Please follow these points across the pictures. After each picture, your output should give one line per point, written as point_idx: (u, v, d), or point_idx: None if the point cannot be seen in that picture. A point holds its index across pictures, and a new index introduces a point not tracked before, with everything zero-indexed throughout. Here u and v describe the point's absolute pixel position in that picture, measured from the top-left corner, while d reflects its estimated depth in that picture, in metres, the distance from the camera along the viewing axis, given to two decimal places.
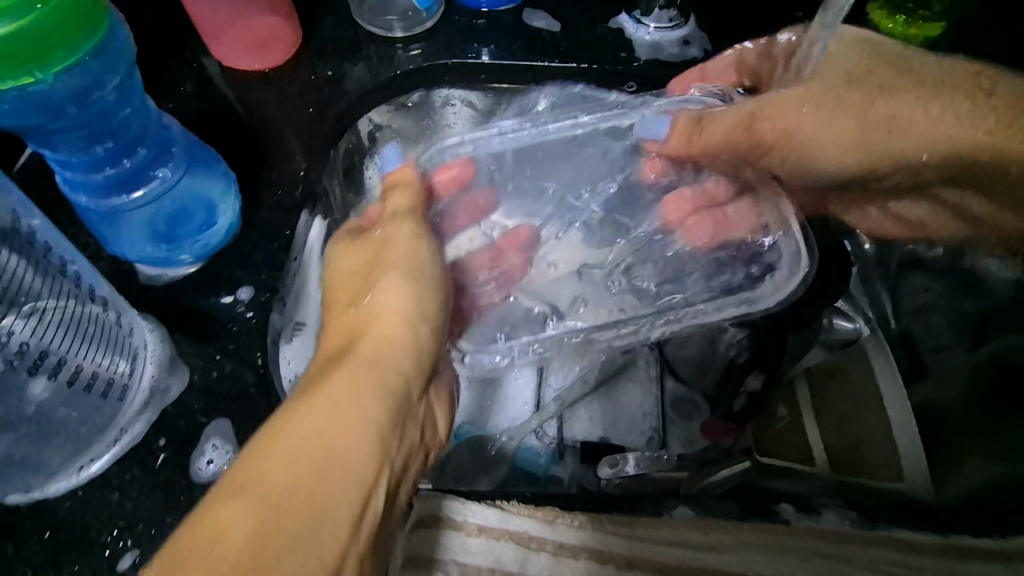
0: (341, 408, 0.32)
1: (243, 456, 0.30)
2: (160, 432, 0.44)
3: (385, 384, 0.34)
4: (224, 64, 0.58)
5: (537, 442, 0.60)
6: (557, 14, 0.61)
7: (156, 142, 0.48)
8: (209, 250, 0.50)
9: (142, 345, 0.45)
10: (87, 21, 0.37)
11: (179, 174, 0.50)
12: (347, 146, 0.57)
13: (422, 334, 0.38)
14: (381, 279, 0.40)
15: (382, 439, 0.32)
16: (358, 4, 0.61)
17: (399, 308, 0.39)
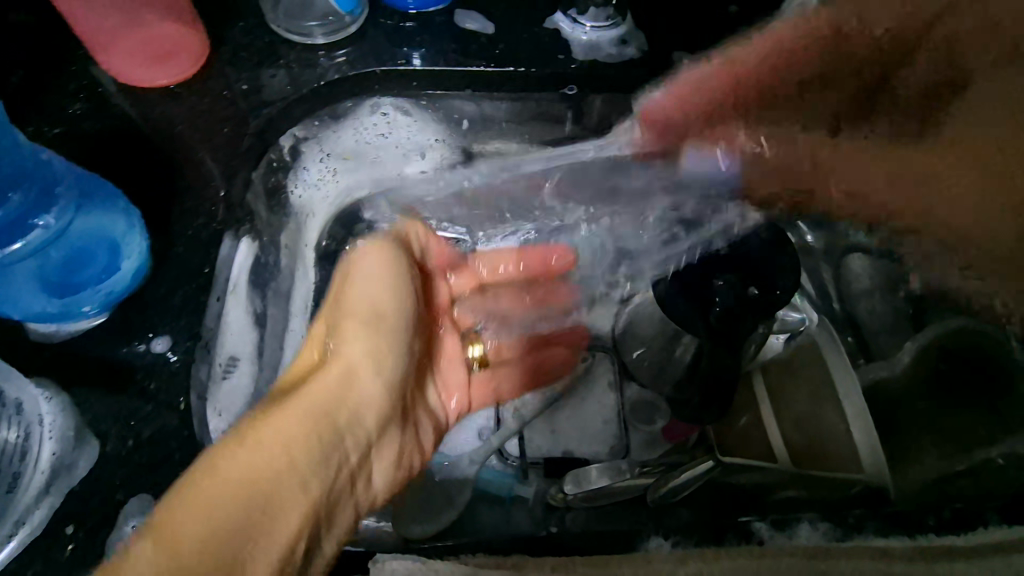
0: (284, 450, 0.36)
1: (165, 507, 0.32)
2: (67, 515, 0.38)
3: (321, 436, 0.38)
4: (117, 79, 0.52)
5: (499, 464, 0.58)
6: (490, 15, 0.58)
7: (36, 184, 0.42)
8: (113, 299, 0.44)
9: (38, 419, 0.40)
10: None
11: (68, 218, 0.44)
12: (270, 163, 0.54)
13: (376, 385, 0.43)
14: (343, 331, 0.44)
15: (313, 477, 0.36)
16: (273, 8, 0.56)
17: (368, 351, 0.43)
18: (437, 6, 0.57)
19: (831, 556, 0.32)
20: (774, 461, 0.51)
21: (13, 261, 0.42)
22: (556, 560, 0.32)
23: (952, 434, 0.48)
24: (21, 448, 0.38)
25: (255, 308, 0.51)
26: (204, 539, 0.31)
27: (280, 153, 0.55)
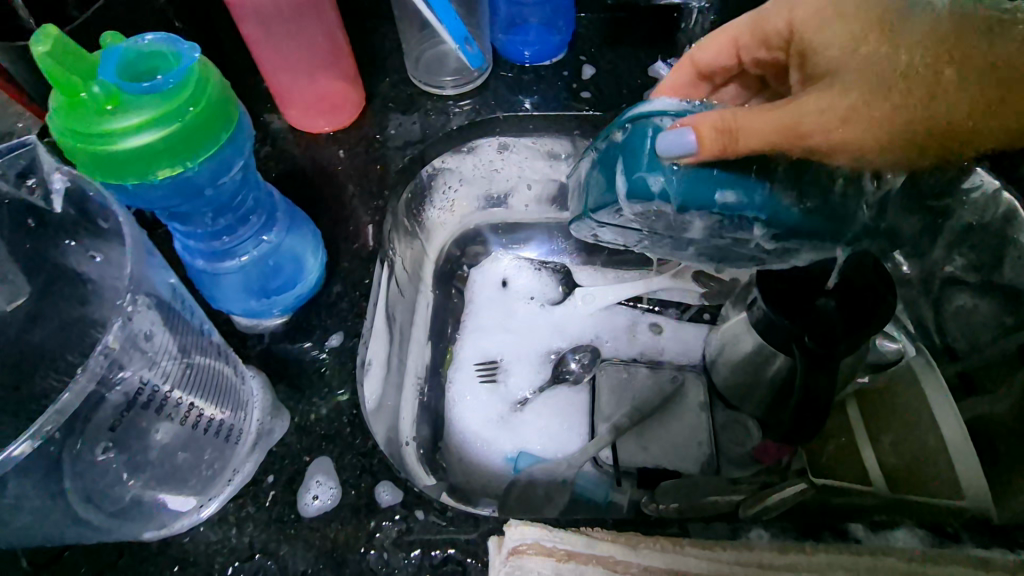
0: None
1: None
2: (268, 469, 0.41)
3: None
4: (297, 129, 0.59)
5: (595, 470, 0.61)
6: (600, 62, 0.62)
7: (261, 211, 0.45)
8: (301, 301, 0.47)
9: (250, 396, 0.42)
10: (224, 118, 0.33)
11: (281, 237, 0.46)
12: (408, 195, 0.59)
13: None
14: None
15: None
16: (415, 64, 0.62)
17: None
18: (550, 60, 0.63)
19: (932, 560, 0.34)
20: (869, 484, 0.52)
21: (236, 268, 0.44)
22: (665, 541, 0.36)
23: None
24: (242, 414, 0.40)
25: (389, 319, 0.61)
26: None
27: (415, 186, 0.60)
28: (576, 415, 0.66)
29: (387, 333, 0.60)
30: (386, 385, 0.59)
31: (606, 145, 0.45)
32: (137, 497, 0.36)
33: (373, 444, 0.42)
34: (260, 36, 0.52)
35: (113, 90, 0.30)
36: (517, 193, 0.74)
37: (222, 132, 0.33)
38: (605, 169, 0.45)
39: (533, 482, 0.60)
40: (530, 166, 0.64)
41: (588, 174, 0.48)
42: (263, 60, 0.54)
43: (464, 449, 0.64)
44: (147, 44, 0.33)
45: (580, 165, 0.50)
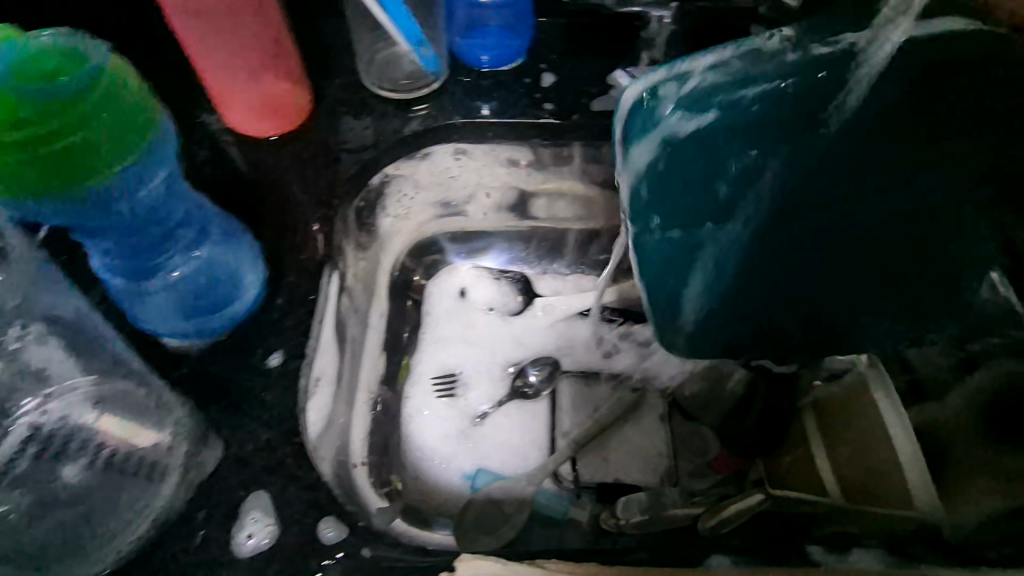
0: None
1: None
2: (200, 504, 0.37)
3: None
4: (238, 131, 0.55)
5: (555, 485, 0.60)
6: (557, 68, 0.61)
7: (191, 223, 0.43)
8: (238, 319, 0.44)
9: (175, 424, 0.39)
10: (142, 127, 0.32)
11: (215, 252, 0.43)
12: (359, 204, 0.56)
13: None
14: None
15: None
16: (365, 65, 0.59)
17: None
18: (508, 65, 0.61)
19: None
20: (824, 495, 0.52)
21: (162, 288, 0.42)
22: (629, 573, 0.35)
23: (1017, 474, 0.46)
24: (168, 447, 0.37)
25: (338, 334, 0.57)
26: None
27: (368, 195, 0.57)
28: (536, 428, 0.64)
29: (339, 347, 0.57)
30: (338, 403, 0.56)
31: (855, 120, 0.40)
32: (45, 539, 0.34)
33: (318, 474, 0.39)
34: (198, 34, 0.49)
35: (6, 93, 0.28)
36: (473, 201, 0.71)
37: (137, 140, 0.32)
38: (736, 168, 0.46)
39: (491, 500, 0.58)
40: (489, 173, 0.63)
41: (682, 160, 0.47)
42: (197, 54, 0.50)
43: (423, 468, 0.61)
44: (44, 40, 0.31)
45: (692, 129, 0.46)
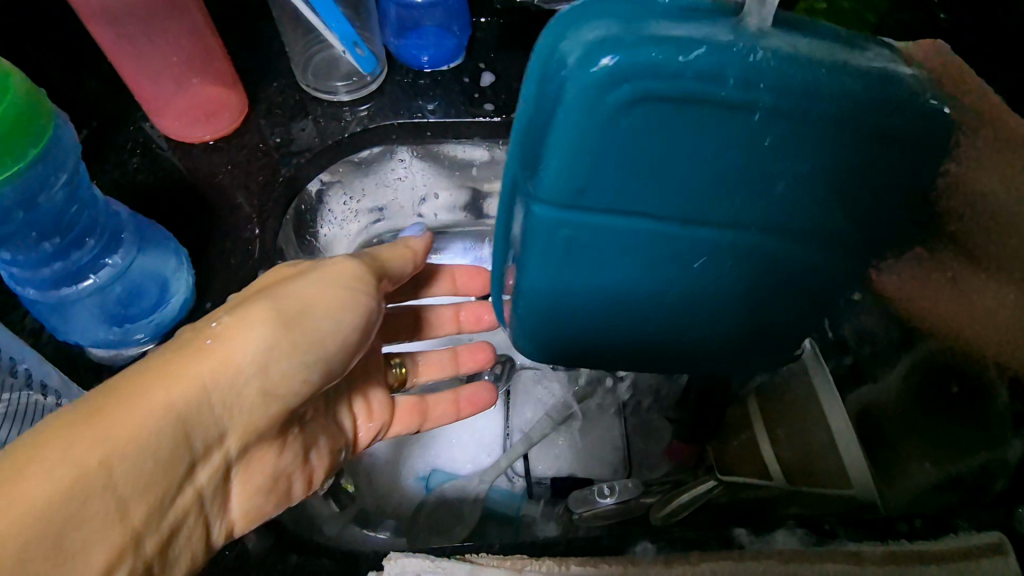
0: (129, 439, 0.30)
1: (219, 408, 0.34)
2: None
3: (185, 410, 0.32)
4: (173, 139, 0.56)
5: (508, 483, 0.60)
6: (496, 66, 0.61)
7: (105, 231, 0.45)
8: (164, 327, 0.46)
9: None
10: (37, 114, 0.35)
11: (132, 258, 0.46)
12: (297, 209, 0.56)
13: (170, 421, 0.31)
14: (245, 312, 0.35)
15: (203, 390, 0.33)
16: (303, 69, 0.59)
17: (260, 349, 0.34)
18: (448, 64, 0.61)
19: (804, 559, 0.35)
20: (768, 479, 0.53)
21: (80, 296, 0.45)
22: (552, 563, 0.35)
23: None
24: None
25: None
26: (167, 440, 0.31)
27: (308, 199, 0.58)
28: (489, 428, 0.64)
29: None
30: None
31: (827, 140, 0.31)
32: None
33: None
34: (120, 43, 0.50)
35: None
36: (427, 202, 0.66)
37: (35, 125, 0.35)
38: (696, 156, 0.31)
39: (443, 500, 0.58)
40: (434, 174, 0.63)
41: (635, 120, 0.29)
42: (121, 61, 0.51)
43: (375, 473, 0.60)
44: None
45: (677, 49, 0.27)
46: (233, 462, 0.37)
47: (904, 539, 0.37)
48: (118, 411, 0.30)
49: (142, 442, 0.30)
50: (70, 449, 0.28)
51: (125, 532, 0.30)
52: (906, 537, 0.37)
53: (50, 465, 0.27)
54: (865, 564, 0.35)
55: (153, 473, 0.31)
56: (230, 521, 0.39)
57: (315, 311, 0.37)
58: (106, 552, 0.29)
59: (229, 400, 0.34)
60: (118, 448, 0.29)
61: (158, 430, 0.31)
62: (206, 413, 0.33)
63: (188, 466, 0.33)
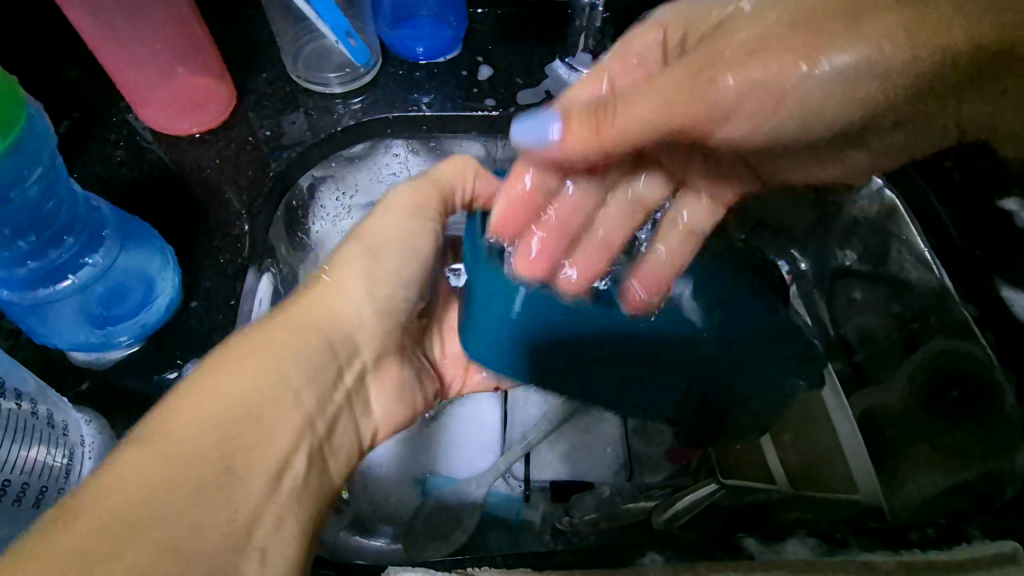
0: (233, 395, 0.32)
1: (319, 338, 0.38)
2: None
3: (300, 352, 0.36)
4: (158, 131, 0.54)
5: (507, 487, 0.58)
6: (493, 59, 0.59)
7: (84, 228, 0.43)
8: (148, 329, 0.45)
9: (80, 441, 0.41)
10: (9, 100, 0.33)
11: (113, 257, 0.44)
12: (288, 206, 0.53)
13: (277, 377, 0.35)
14: (338, 264, 0.41)
15: (302, 343, 0.37)
16: (293, 60, 0.57)
17: (360, 278, 0.40)
18: (443, 56, 0.59)
19: (821, 569, 0.34)
20: (773, 483, 0.52)
21: (58, 296, 0.43)
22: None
23: (955, 449, 0.46)
24: (66, 469, 0.39)
25: None
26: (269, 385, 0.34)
27: (299, 195, 0.55)
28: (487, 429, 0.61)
29: None
30: None
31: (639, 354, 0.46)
32: None
33: None
34: (99, 29, 0.48)
35: None
36: None
37: (9, 112, 0.33)
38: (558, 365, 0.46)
39: (442, 505, 0.56)
40: None
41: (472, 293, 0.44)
42: (102, 49, 0.49)
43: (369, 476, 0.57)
44: None
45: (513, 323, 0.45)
46: (370, 368, 0.41)
47: (920, 549, 0.35)
48: (209, 386, 0.32)
49: (246, 402, 0.32)
50: (184, 416, 0.30)
51: (300, 421, 0.34)
52: (920, 547, 0.36)
53: (169, 432, 0.30)
54: None
55: (288, 393, 0.34)
56: (375, 423, 0.41)
57: (398, 237, 0.43)
58: (290, 435, 0.33)
59: (341, 307, 0.40)
60: (229, 400, 0.32)
61: (265, 378, 0.34)
62: (330, 337, 0.38)
63: (338, 369, 0.38)
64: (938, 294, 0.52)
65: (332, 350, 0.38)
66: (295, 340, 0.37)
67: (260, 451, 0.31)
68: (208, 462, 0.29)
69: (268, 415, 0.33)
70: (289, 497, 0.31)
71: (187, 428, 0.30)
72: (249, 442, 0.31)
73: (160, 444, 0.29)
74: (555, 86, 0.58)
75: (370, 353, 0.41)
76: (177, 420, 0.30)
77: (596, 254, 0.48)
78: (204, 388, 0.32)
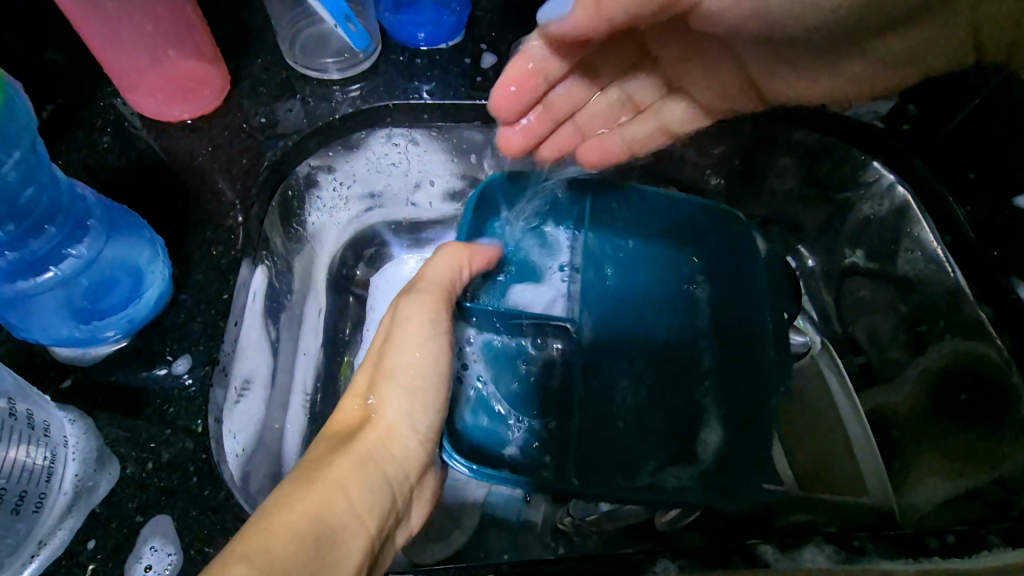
0: (308, 524, 0.29)
1: (375, 455, 0.36)
2: (114, 514, 0.39)
3: (360, 477, 0.34)
4: (147, 117, 0.52)
5: (507, 486, 0.55)
6: (497, 46, 0.57)
7: (67, 217, 0.41)
8: (136, 324, 0.44)
9: (63, 442, 0.39)
10: None
11: (99, 248, 0.42)
12: (282, 197, 0.52)
13: (345, 504, 0.32)
14: (383, 379, 0.40)
15: (362, 464, 0.35)
16: (289, 45, 0.55)
17: (407, 406, 0.39)
18: (445, 43, 0.57)
19: None
20: (781, 484, 0.50)
21: (41, 289, 0.40)
22: None
23: (964, 454, 0.46)
24: (48, 471, 0.37)
25: (270, 336, 0.49)
26: (338, 512, 0.31)
27: (295, 185, 0.53)
28: None
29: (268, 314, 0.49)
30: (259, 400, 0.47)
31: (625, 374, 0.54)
32: None
33: (225, 494, 0.39)
34: (87, 10, 0.45)
35: None
36: (421, 189, 0.61)
37: None
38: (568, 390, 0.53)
39: (439, 505, 0.54)
40: (431, 163, 0.59)
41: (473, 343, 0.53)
42: (88, 30, 0.46)
43: None
44: None
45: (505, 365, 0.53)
46: (413, 492, 0.39)
47: (938, 558, 0.35)
48: (278, 518, 0.29)
49: (318, 528, 0.30)
50: (256, 546, 0.27)
51: (367, 538, 0.32)
52: (940, 555, 0.35)
53: (241, 571, 0.26)
54: None
55: (356, 519, 0.32)
56: (408, 529, 0.39)
57: (436, 371, 0.41)
58: (360, 553, 0.31)
59: (395, 429, 0.38)
60: (301, 529, 0.29)
61: (333, 504, 0.31)
62: (380, 454, 0.37)
63: (394, 496, 0.36)
64: (952, 292, 0.50)
65: (384, 468, 0.36)
66: (355, 461, 0.35)
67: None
68: None
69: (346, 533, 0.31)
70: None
71: (264, 559, 0.27)
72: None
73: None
74: None
75: (413, 470, 0.38)
76: (271, 540, 0.28)
77: (572, 135, 0.52)
78: (271, 520, 0.29)
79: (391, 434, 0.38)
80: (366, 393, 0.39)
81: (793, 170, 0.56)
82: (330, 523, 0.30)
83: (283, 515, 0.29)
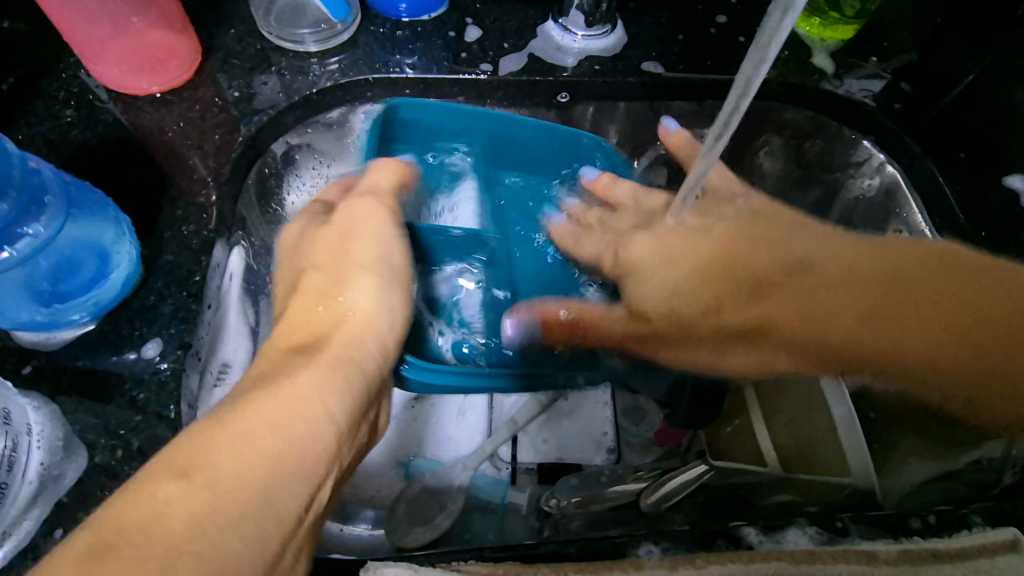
0: (272, 424, 0.25)
1: (345, 346, 0.32)
2: (82, 502, 0.37)
3: (332, 379, 0.29)
4: (113, 90, 0.49)
5: (493, 470, 0.56)
6: (481, 19, 0.55)
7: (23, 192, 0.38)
8: (102, 307, 0.42)
9: (27, 428, 0.37)
10: None
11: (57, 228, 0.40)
12: (258, 172, 0.49)
13: (313, 407, 0.27)
14: (353, 276, 0.36)
15: (332, 368, 0.30)
16: (264, 15, 0.53)
17: (382, 300, 0.36)
18: (428, 14, 0.55)
19: (823, 560, 0.33)
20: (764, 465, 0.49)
21: None
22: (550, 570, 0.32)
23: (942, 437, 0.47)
24: (10, 459, 0.35)
25: (246, 321, 0.47)
26: (292, 423, 0.26)
27: (273, 162, 0.51)
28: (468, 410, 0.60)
29: (244, 297, 0.47)
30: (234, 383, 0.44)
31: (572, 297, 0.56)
32: None
33: None
34: None
35: None
36: None
37: None
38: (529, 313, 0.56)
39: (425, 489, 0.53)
40: None
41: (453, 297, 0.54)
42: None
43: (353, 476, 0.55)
44: None
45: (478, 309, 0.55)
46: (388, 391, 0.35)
47: (919, 537, 0.35)
48: (223, 427, 0.25)
49: (276, 434, 0.25)
50: (211, 446, 0.24)
51: (331, 450, 0.27)
52: (920, 534, 0.35)
53: (171, 497, 0.22)
54: (880, 566, 0.33)
55: (334, 418, 0.28)
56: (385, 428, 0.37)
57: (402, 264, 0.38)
58: (323, 464, 0.26)
59: (367, 325, 0.34)
60: (265, 423, 0.25)
61: (296, 400, 0.27)
62: (346, 354, 0.31)
63: (370, 398, 0.31)
64: None
65: (357, 367, 0.31)
66: (324, 357, 0.30)
67: (302, 478, 0.25)
68: (246, 497, 0.23)
69: (302, 448, 0.26)
70: (306, 538, 0.26)
71: (215, 463, 0.23)
72: (311, 469, 0.26)
73: (180, 488, 0.22)
74: (544, 47, 0.55)
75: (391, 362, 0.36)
76: (230, 439, 0.24)
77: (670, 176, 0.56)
78: (219, 425, 0.25)
79: (360, 325, 0.34)
80: (325, 284, 0.36)
81: (782, 151, 0.56)
82: (291, 425, 0.26)
83: (235, 418, 0.25)
